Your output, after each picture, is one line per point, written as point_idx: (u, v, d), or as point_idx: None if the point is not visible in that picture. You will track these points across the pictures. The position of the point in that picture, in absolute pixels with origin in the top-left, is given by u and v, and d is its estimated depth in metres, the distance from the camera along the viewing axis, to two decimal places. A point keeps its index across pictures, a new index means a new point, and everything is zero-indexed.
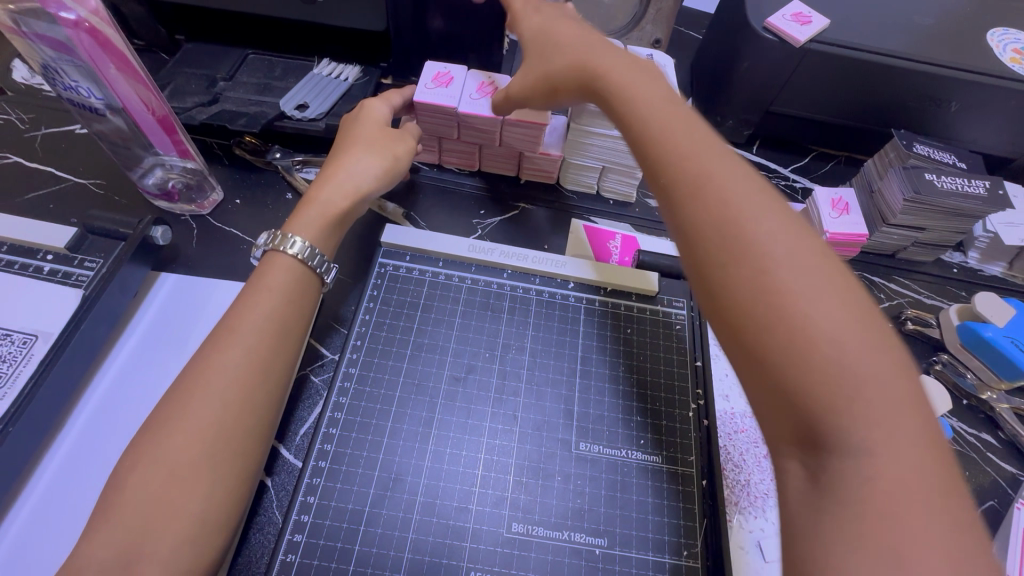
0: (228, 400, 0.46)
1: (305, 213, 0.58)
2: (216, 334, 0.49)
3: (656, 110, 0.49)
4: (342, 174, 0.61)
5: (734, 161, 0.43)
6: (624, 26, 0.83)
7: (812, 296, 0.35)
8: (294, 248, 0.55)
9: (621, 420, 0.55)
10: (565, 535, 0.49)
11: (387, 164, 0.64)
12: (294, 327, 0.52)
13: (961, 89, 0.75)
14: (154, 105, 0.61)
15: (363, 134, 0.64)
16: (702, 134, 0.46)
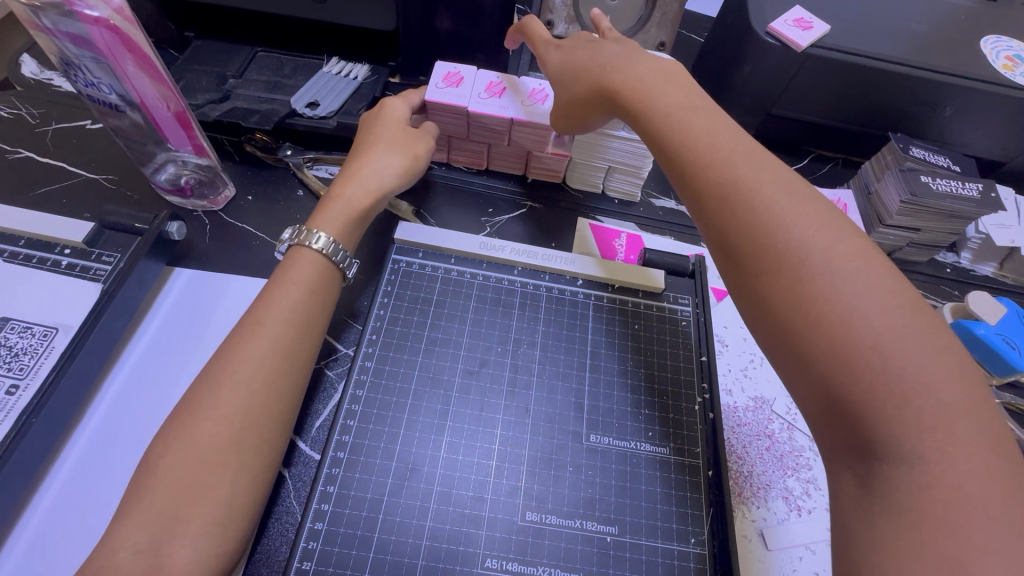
0: (254, 388, 0.48)
1: (329, 210, 0.59)
2: (242, 324, 0.51)
3: (684, 118, 0.53)
4: (365, 171, 0.63)
5: (764, 164, 0.47)
6: (630, 29, 0.85)
7: (837, 287, 0.39)
8: (319, 243, 0.56)
9: (629, 413, 0.57)
10: (577, 523, 0.50)
11: (409, 162, 0.65)
12: (316, 319, 0.54)
13: (956, 95, 0.78)
14: (172, 101, 0.61)
15: (381, 132, 0.66)
16: (732, 140, 0.50)
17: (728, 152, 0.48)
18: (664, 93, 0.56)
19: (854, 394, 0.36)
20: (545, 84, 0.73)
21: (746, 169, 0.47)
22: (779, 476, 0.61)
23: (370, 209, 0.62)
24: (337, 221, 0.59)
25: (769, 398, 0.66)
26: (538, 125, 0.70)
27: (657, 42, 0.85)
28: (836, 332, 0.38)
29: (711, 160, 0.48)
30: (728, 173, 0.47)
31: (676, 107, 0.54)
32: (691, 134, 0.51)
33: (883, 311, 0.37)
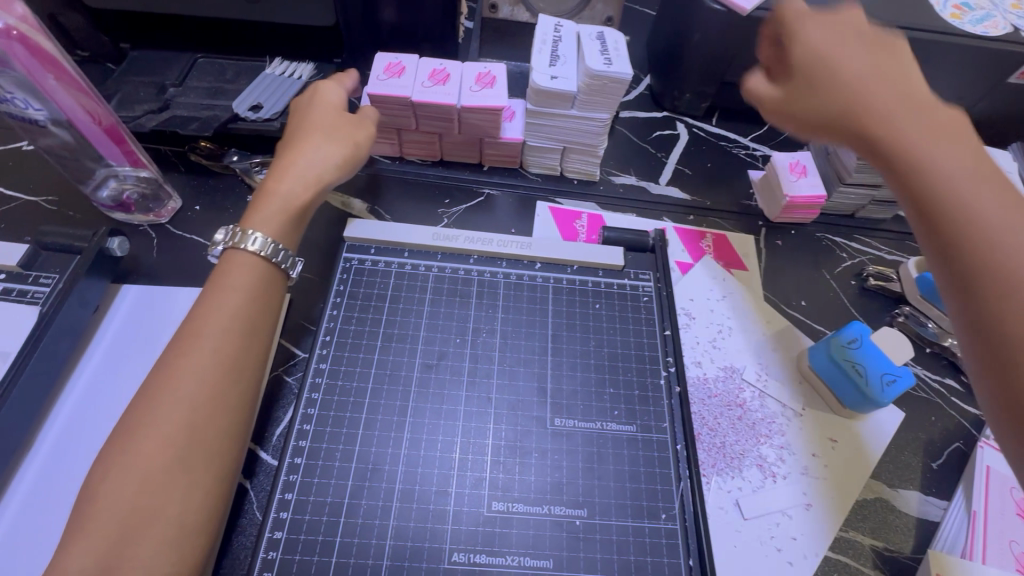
0: (197, 403, 0.46)
1: (265, 208, 0.57)
2: (180, 336, 0.49)
3: (866, 100, 0.50)
4: (301, 163, 0.60)
5: (973, 155, 0.46)
6: (575, 7, 0.83)
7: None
8: (255, 244, 0.54)
9: (594, 393, 0.56)
10: (545, 509, 0.49)
11: (345, 154, 0.63)
12: (262, 326, 0.52)
13: (908, 48, 0.77)
14: (99, 114, 0.60)
15: (314, 123, 0.63)
16: (944, 124, 0.48)
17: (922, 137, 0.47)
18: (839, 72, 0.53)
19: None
20: (490, 67, 0.72)
21: (934, 159, 0.46)
22: (752, 444, 0.61)
23: (305, 200, 0.60)
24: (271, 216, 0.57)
25: (740, 366, 0.66)
26: (485, 110, 0.69)
27: (604, 18, 0.84)
28: (1004, 328, 0.40)
29: (899, 149, 0.48)
30: (927, 162, 0.46)
31: (862, 83, 0.51)
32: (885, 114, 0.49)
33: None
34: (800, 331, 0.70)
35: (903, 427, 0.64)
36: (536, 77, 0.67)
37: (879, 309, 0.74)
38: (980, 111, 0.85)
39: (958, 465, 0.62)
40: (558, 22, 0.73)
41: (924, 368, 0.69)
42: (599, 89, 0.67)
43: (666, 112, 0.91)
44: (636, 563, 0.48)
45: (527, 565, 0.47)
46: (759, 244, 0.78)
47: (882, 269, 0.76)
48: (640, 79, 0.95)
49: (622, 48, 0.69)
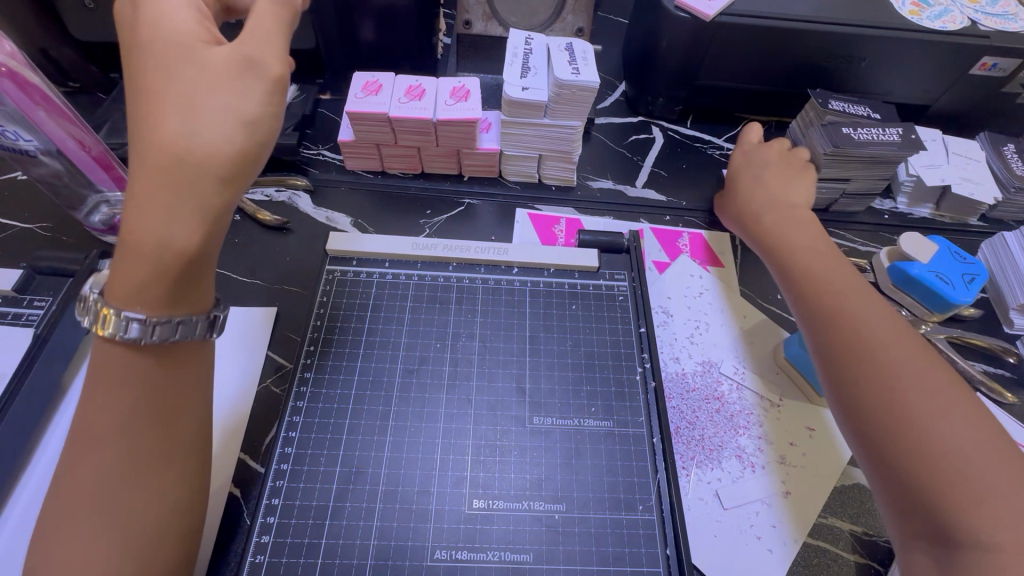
0: (119, 508, 0.40)
1: (136, 257, 0.41)
2: (78, 436, 0.41)
3: (776, 224, 0.69)
4: (171, 164, 0.41)
5: (850, 277, 0.60)
6: (547, 19, 0.86)
7: (903, 367, 0.50)
8: (130, 332, 0.42)
9: (571, 391, 0.58)
10: (525, 505, 0.51)
11: (235, 100, 0.42)
12: (185, 406, 0.45)
13: (870, 45, 0.79)
14: (89, 143, 0.63)
15: (178, 67, 0.43)
16: (828, 253, 0.64)
17: (812, 261, 0.63)
18: (759, 200, 0.72)
19: (918, 431, 0.47)
20: (464, 81, 0.74)
21: (820, 277, 0.61)
22: (730, 436, 0.62)
23: (199, 185, 0.41)
24: (166, 224, 0.41)
25: (717, 361, 0.68)
26: (460, 122, 0.72)
27: (575, 29, 0.86)
28: (878, 400, 0.50)
29: (800, 263, 0.64)
30: (817, 278, 0.61)
31: (775, 213, 0.70)
32: (792, 238, 0.66)
33: (942, 386, 0.49)
34: (776, 323, 0.71)
35: None
36: (507, 89, 0.69)
37: None
38: (946, 103, 0.87)
39: None
40: (528, 36, 0.76)
41: None
42: (570, 98, 0.69)
43: (641, 117, 0.94)
44: (614, 554, 0.49)
45: (508, 560, 0.48)
46: (734, 241, 0.80)
47: (855, 261, 0.77)
48: (616, 86, 0.98)
49: (590, 58, 0.71)
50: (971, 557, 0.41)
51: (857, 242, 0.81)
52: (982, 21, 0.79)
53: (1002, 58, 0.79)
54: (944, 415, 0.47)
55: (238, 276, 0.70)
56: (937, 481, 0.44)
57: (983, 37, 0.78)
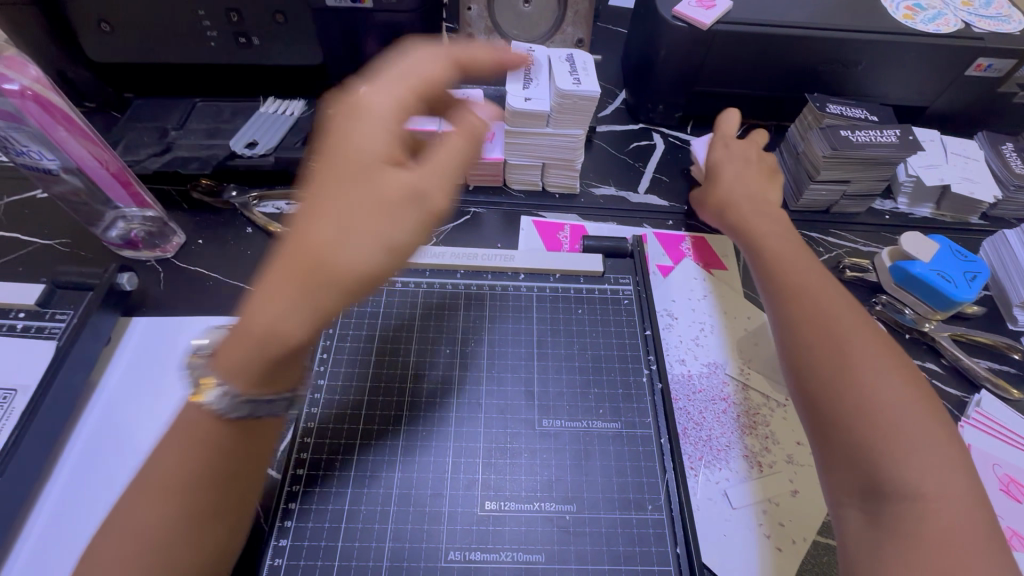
0: (170, 551, 0.41)
1: (247, 343, 0.41)
2: (148, 475, 0.43)
3: (743, 203, 0.72)
4: (318, 267, 0.40)
5: (805, 256, 0.65)
6: (547, 31, 0.88)
7: (848, 336, 0.55)
8: (212, 398, 0.42)
9: (579, 394, 0.59)
10: (536, 505, 0.52)
11: (390, 230, 0.42)
12: (243, 467, 0.46)
13: (866, 49, 0.80)
14: (108, 161, 0.65)
15: (352, 176, 0.43)
16: (787, 234, 0.68)
17: (774, 239, 0.67)
18: (726, 181, 0.75)
19: (858, 394, 0.51)
20: (468, 93, 0.76)
21: (777, 254, 0.65)
22: (737, 436, 0.63)
23: (329, 304, 0.41)
24: (283, 333, 0.40)
25: (722, 362, 0.68)
26: None
27: (575, 40, 0.88)
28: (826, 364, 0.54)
29: (761, 240, 0.68)
30: (777, 256, 0.65)
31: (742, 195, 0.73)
32: (755, 218, 0.71)
33: (882, 353, 0.53)
34: None
35: None
36: (510, 100, 0.71)
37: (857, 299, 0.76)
38: (943, 104, 0.88)
39: None
40: (529, 48, 0.78)
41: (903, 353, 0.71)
42: (572, 108, 0.71)
43: (642, 124, 0.95)
44: (625, 552, 0.50)
45: (521, 560, 0.49)
46: None
47: (857, 261, 0.78)
48: (616, 95, 0.99)
49: (590, 68, 0.73)
50: (895, 509, 0.46)
51: (859, 243, 0.82)
52: (975, 24, 0.80)
53: (996, 59, 0.80)
54: (878, 378, 0.51)
55: (251, 287, 0.72)
56: (871, 436, 0.49)
57: (976, 39, 0.79)
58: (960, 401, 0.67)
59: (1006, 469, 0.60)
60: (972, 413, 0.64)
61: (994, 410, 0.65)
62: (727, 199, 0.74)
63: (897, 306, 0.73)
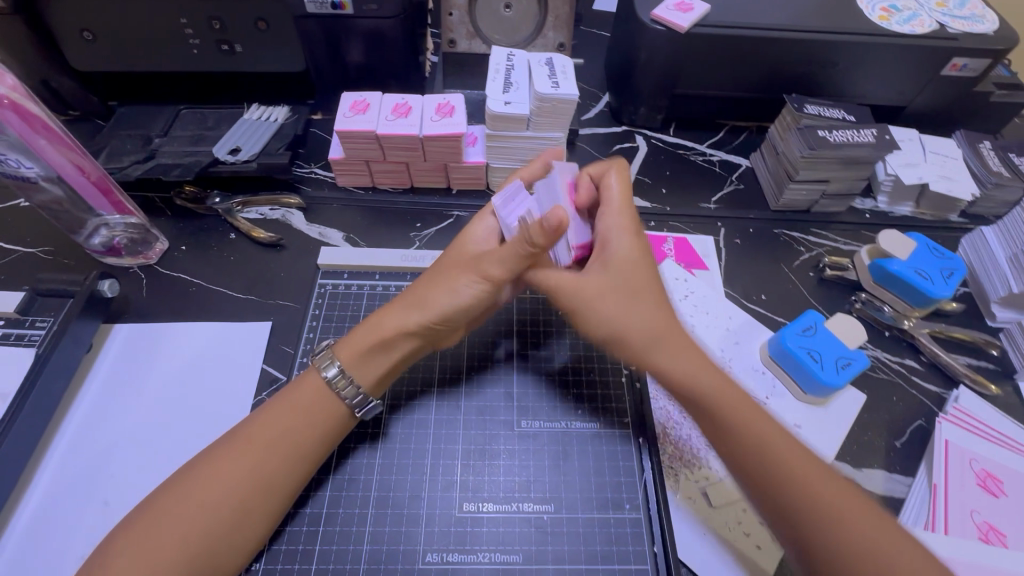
0: (224, 512, 0.45)
1: (362, 336, 0.55)
2: (236, 436, 0.50)
3: (625, 248, 0.56)
4: (430, 292, 0.55)
5: (665, 298, 0.55)
6: (529, 35, 0.89)
7: (713, 391, 0.51)
8: (330, 371, 0.53)
9: (558, 394, 0.59)
10: (514, 506, 0.52)
11: (450, 294, 0.54)
12: (308, 453, 0.50)
13: (843, 50, 0.81)
14: (88, 168, 0.66)
15: (458, 245, 0.58)
16: (647, 267, 0.56)
17: (645, 282, 0.55)
18: (611, 228, 0.57)
19: (763, 474, 0.47)
20: (449, 97, 0.77)
21: (648, 302, 0.54)
22: None
23: (396, 344, 0.55)
24: (359, 361, 0.54)
25: None
26: (447, 137, 0.74)
27: (556, 44, 0.89)
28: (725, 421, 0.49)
29: (636, 289, 0.54)
30: (651, 306, 0.54)
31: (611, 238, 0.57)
32: (626, 262, 0.55)
33: (757, 414, 0.50)
34: (760, 323, 0.73)
35: (865, 408, 0.66)
36: (491, 104, 0.72)
37: (837, 298, 0.76)
38: (921, 104, 0.89)
39: (920, 442, 0.64)
40: (510, 53, 0.79)
41: (883, 351, 0.71)
42: (551, 111, 0.72)
43: (625, 127, 0.96)
44: (602, 551, 0.50)
45: (498, 561, 0.49)
46: (718, 244, 0.81)
47: (837, 259, 0.79)
48: (600, 98, 1.00)
49: (569, 71, 0.74)
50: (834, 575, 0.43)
51: (839, 241, 0.82)
52: (949, 24, 0.81)
53: (971, 59, 0.81)
54: (778, 445, 0.48)
55: (234, 293, 0.72)
56: (789, 504, 0.46)
57: (951, 39, 0.80)
58: (938, 397, 0.67)
59: (983, 463, 0.60)
60: (950, 410, 0.65)
61: (971, 405, 0.65)
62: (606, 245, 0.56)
63: (876, 303, 0.73)
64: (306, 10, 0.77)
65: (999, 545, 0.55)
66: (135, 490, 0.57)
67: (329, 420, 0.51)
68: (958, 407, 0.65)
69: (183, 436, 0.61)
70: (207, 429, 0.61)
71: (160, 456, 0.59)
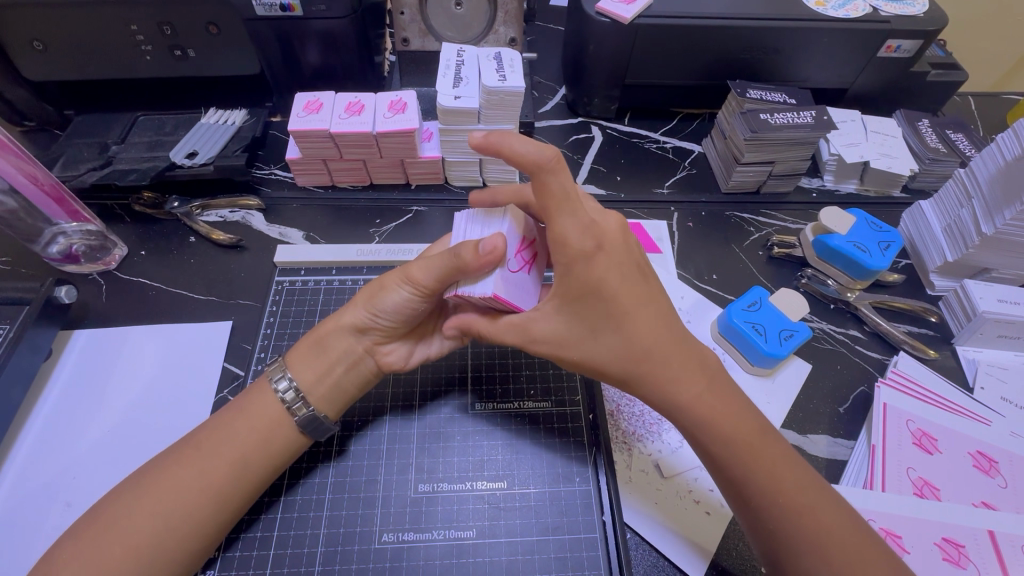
0: (172, 519, 0.46)
1: (307, 346, 0.55)
2: (185, 444, 0.50)
3: (609, 279, 0.47)
4: (371, 292, 0.56)
5: (656, 307, 0.49)
6: (481, 32, 0.91)
7: (681, 392, 0.48)
8: (282, 386, 0.53)
9: (511, 378, 0.61)
10: (468, 485, 0.54)
11: (381, 293, 0.55)
12: (255, 464, 0.50)
13: (783, 36, 0.84)
14: (40, 178, 0.67)
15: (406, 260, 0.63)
16: (637, 280, 0.49)
17: (634, 304, 0.48)
18: (585, 264, 0.46)
19: (741, 477, 0.47)
20: (401, 94, 0.78)
21: (635, 323, 0.48)
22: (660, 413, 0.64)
23: (330, 343, 0.55)
24: (301, 357, 0.55)
25: None
26: (400, 133, 0.76)
27: (508, 39, 0.91)
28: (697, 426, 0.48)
29: (618, 317, 0.48)
30: (634, 333, 0.48)
31: (587, 273, 0.47)
32: (607, 297, 0.47)
33: (741, 424, 0.48)
34: (711, 302, 0.75)
35: (810, 377, 0.69)
36: (440, 99, 0.73)
37: (785, 275, 0.79)
38: (862, 85, 0.92)
39: (863, 407, 0.67)
40: (459, 49, 0.81)
41: (828, 322, 0.74)
42: (499, 103, 0.74)
43: (581, 118, 0.98)
44: (553, 524, 0.52)
45: (452, 538, 0.51)
46: (672, 228, 0.84)
47: (785, 238, 0.81)
48: (556, 90, 1.02)
49: (516, 65, 0.76)
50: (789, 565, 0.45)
51: (788, 221, 0.85)
52: (883, 8, 0.85)
53: (904, 40, 0.85)
54: (756, 453, 0.47)
55: (195, 294, 0.73)
56: (760, 498, 0.46)
57: (884, 22, 0.83)
58: (880, 363, 0.71)
59: (919, 424, 0.63)
60: (889, 375, 0.68)
61: (909, 368, 0.68)
62: (594, 284, 0.46)
63: (821, 278, 0.76)
64: (255, 12, 0.77)
65: (933, 499, 0.58)
66: (96, 492, 0.58)
67: (281, 430, 0.51)
68: (897, 370, 0.68)
69: (145, 437, 0.61)
70: (169, 429, 0.62)
71: (122, 457, 0.60)
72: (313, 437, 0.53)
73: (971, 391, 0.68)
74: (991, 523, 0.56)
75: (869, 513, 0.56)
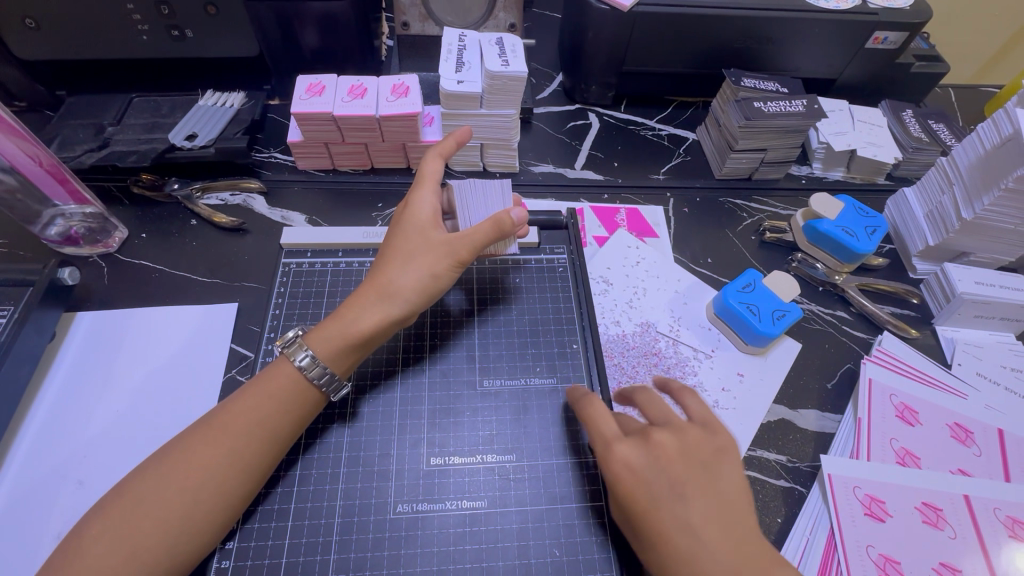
0: (199, 493, 0.47)
1: (329, 329, 0.55)
2: (208, 420, 0.51)
3: (677, 504, 0.47)
4: (395, 281, 0.57)
5: (722, 525, 0.47)
6: (481, 17, 0.91)
7: None
8: (304, 360, 0.54)
9: (518, 356, 0.63)
10: (478, 458, 0.56)
11: (413, 276, 0.57)
12: (280, 437, 0.52)
13: (776, 26, 0.86)
14: (40, 156, 0.66)
15: (419, 230, 0.60)
16: (708, 504, 0.48)
17: (705, 531, 0.46)
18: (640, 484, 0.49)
19: None
20: (403, 79, 0.79)
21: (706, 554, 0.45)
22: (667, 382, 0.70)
23: (356, 331, 0.55)
24: (333, 351, 0.54)
25: (654, 321, 0.74)
26: (403, 117, 0.76)
27: (508, 25, 0.92)
28: None
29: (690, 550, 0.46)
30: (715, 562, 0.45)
31: (666, 494, 0.48)
32: (680, 523, 0.47)
33: None
34: (707, 285, 0.78)
35: (800, 355, 0.72)
36: (444, 83, 0.74)
37: (776, 258, 0.82)
38: (850, 75, 0.95)
39: (849, 383, 0.70)
40: (461, 33, 0.81)
41: (816, 304, 0.78)
42: (502, 88, 0.75)
43: (578, 105, 1.00)
44: (562, 493, 0.55)
45: (463, 509, 0.53)
46: (669, 213, 0.86)
47: (776, 223, 0.84)
48: (554, 77, 1.03)
49: (518, 50, 0.77)
50: None
51: (779, 207, 0.88)
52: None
53: (890, 32, 0.88)
54: None
55: (198, 276, 0.73)
56: None
57: (873, 14, 0.86)
58: (865, 342, 0.74)
59: (902, 397, 0.67)
60: (874, 352, 0.71)
61: (893, 346, 0.72)
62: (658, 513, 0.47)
63: (810, 261, 0.80)
64: None
65: (914, 467, 0.62)
66: (107, 471, 0.58)
67: (302, 403, 0.53)
68: (880, 347, 0.72)
69: (154, 418, 0.62)
70: (179, 409, 0.63)
71: (132, 437, 0.61)
72: (329, 395, 0.55)
73: (949, 366, 0.72)
74: (966, 489, 0.60)
75: (853, 480, 0.60)
